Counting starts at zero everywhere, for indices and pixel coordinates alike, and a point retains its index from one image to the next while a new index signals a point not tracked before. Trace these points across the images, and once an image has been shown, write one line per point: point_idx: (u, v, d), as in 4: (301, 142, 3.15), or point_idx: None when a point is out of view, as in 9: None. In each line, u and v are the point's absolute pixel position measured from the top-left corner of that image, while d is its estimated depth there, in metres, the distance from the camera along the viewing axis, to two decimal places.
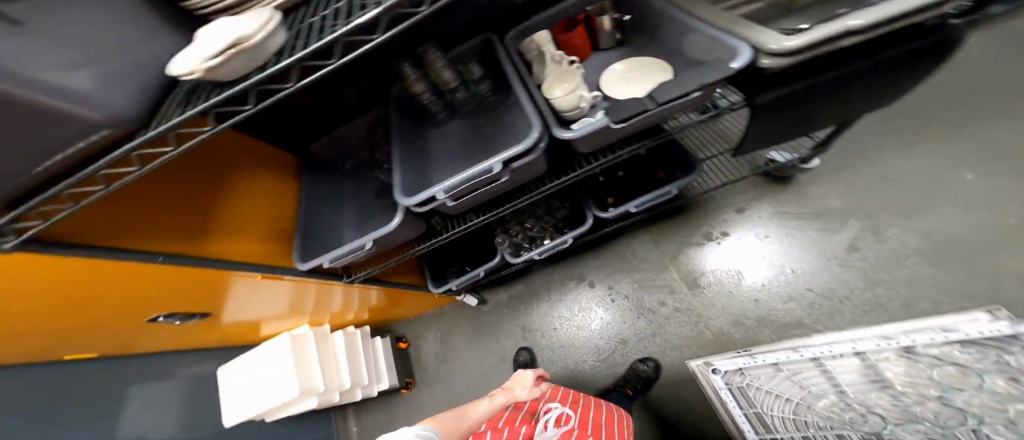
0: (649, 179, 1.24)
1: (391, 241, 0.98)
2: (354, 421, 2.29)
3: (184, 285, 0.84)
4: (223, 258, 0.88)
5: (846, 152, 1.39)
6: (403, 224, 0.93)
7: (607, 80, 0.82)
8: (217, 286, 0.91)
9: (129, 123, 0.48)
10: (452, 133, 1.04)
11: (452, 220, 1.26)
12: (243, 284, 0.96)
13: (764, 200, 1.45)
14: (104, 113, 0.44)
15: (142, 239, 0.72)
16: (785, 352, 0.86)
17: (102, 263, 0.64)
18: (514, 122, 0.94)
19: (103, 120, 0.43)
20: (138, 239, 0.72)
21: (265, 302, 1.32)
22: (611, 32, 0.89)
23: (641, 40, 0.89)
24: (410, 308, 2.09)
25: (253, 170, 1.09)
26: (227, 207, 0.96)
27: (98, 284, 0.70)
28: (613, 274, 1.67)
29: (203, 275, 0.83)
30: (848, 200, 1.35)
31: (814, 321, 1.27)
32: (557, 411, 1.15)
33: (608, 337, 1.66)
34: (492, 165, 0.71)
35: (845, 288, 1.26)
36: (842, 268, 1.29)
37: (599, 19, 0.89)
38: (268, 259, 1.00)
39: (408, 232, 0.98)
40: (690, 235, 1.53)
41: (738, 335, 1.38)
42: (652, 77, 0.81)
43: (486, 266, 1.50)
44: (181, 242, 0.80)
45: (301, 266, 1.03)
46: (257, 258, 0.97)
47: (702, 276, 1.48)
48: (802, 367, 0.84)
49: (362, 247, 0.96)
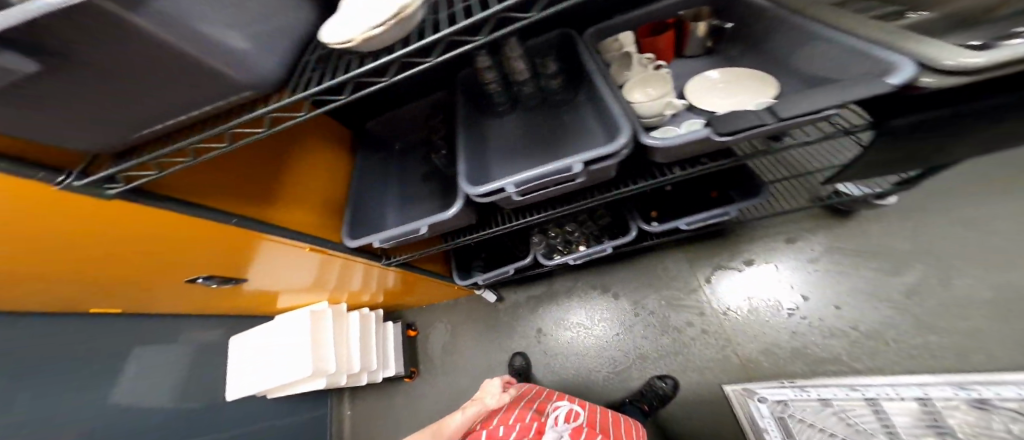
0: (700, 197, 1.22)
1: (442, 228, 0.97)
2: (348, 405, 2.28)
3: (239, 249, 0.87)
4: (280, 225, 0.89)
5: (923, 192, 1.31)
6: (458, 214, 0.93)
7: (696, 88, 0.78)
8: (269, 252, 0.93)
9: (265, 83, 0.49)
10: (515, 128, 1.06)
11: (497, 216, 1.26)
12: (294, 254, 0.98)
13: (821, 233, 1.39)
14: (248, 73, 0.46)
15: (214, 199, 0.75)
16: (837, 389, 1.17)
17: (178, 219, 0.67)
18: (584, 123, 0.95)
19: (245, 77, 0.46)
20: (212, 199, 0.75)
21: (296, 273, 1.33)
22: (702, 39, 0.88)
23: (736, 55, 0.87)
24: (425, 297, 2.08)
25: (311, 142, 1.10)
26: (288, 177, 0.98)
27: (168, 237, 0.74)
28: (642, 289, 1.66)
29: (262, 241, 0.86)
30: (915, 243, 1.27)
31: (852, 360, 1.24)
32: (566, 409, 1.19)
33: (626, 350, 1.64)
34: (573, 164, 0.69)
35: (894, 332, 1.22)
36: (895, 311, 1.24)
37: (693, 25, 0.87)
38: (319, 232, 1.02)
39: (456, 223, 0.97)
40: (727, 258, 1.50)
41: (767, 364, 1.37)
42: (746, 95, 0.75)
43: (517, 264, 1.50)
44: (242, 206, 0.81)
45: (350, 244, 1.05)
46: (310, 230, 0.99)
47: (736, 301, 1.46)
48: (852, 406, 1.13)
49: (417, 230, 0.96)
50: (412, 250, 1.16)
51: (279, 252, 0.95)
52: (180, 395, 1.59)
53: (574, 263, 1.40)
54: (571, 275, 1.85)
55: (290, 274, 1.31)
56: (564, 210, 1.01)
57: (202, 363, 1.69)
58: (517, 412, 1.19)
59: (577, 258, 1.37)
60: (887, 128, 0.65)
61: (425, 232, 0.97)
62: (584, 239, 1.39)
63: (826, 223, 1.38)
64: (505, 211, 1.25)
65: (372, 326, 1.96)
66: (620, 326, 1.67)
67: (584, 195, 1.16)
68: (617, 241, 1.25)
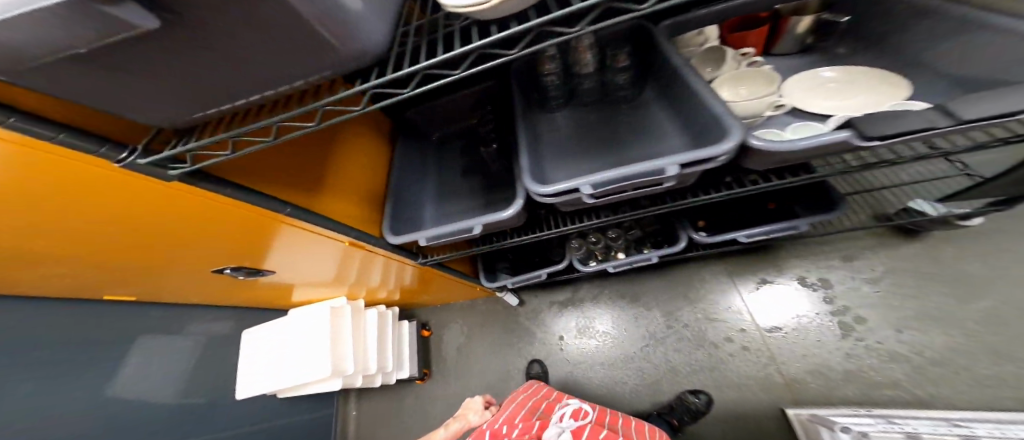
0: (754, 207, 1.17)
1: (495, 226, 0.92)
2: (354, 404, 2.16)
3: (276, 239, 0.83)
4: (323, 214, 0.85)
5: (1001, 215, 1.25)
6: (515, 214, 0.88)
7: (799, 84, 0.79)
8: (306, 243, 0.90)
9: (366, 53, 0.45)
10: (572, 124, 1.02)
11: (541, 220, 1.20)
12: (332, 246, 0.94)
13: (882, 252, 1.33)
14: (353, 46, 0.43)
15: (262, 184, 0.73)
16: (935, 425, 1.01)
17: (221, 202, 0.65)
18: (654, 123, 0.91)
19: (347, 52, 0.43)
20: (258, 183, 0.72)
21: (321, 266, 1.26)
22: (801, 37, 0.84)
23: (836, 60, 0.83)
24: (441, 297, 2.00)
25: (352, 132, 1.04)
26: (331, 166, 0.94)
27: (206, 225, 0.71)
28: (678, 300, 1.59)
29: (302, 231, 0.82)
30: (991, 267, 1.22)
31: (912, 385, 1.20)
32: (571, 405, 1.12)
33: (659, 363, 1.57)
34: (664, 165, 0.62)
35: (967, 359, 1.16)
36: (966, 338, 1.19)
37: (795, 22, 0.82)
38: (360, 225, 0.97)
39: (508, 223, 0.91)
40: (775, 272, 1.44)
41: (814, 385, 1.31)
42: (854, 97, 0.75)
43: (549, 268, 1.43)
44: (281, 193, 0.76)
45: (392, 239, 1.00)
46: (351, 221, 0.94)
47: (780, 318, 1.40)
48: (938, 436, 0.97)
49: (470, 230, 0.92)
50: (451, 250, 1.09)
51: (316, 243, 0.91)
52: (186, 388, 1.50)
53: (613, 271, 1.34)
54: (600, 283, 1.78)
55: (314, 266, 1.24)
56: (623, 215, 0.96)
57: (210, 356, 1.60)
58: (513, 409, 1.15)
59: (618, 267, 1.31)
60: (993, 141, 0.62)
61: (476, 232, 0.92)
62: (625, 247, 1.34)
63: (889, 243, 1.32)
64: (550, 213, 1.19)
65: (390, 323, 1.86)
66: (654, 338, 1.60)
67: (640, 202, 1.11)
68: (666, 250, 1.20)
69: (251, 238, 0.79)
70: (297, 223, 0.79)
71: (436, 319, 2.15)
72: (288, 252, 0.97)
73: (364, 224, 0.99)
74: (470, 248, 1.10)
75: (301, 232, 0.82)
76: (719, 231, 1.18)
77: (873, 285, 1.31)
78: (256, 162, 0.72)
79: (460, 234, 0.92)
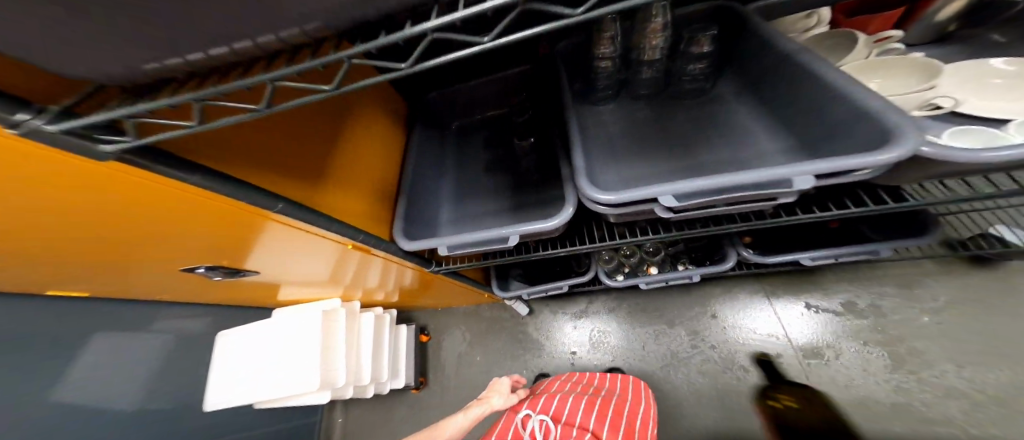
0: (815, 227, 1.05)
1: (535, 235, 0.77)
2: (339, 413, 1.95)
3: (261, 239, 0.66)
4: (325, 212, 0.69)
5: None
6: (560, 223, 0.73)
7: (962, 66, 0.69)
8: (299, 245, 0.73)
9: None
10: (626, 121, 0.88)
11: (573, 229, 1.06)
12: (329, 250, 0.77)
13: (941, 279, 1.23)
14: None
15: (248, 170, 0.57)
16: None
17: (188, 192, 0.48)
18: (738, 125, 0.78)
19: None
20: (243, 169, 0.56)
21: (313, 265, 1.08)
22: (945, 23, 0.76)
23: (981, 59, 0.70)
24: (437, 299, 1.80)
25: (363, 119, 0.90)
26: (339, 154, 0.79)
27: (168, 219, 0.53)
28: (705, 319, 1.46)
29: (296, 230, 0.66)
30: None
31: (970, 425, 1.10)
32: (522, 415, 1.02)
33: (685, 385, 1.42)
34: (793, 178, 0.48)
35: None
36: None
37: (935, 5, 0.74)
38: (367, 225, 0.81)
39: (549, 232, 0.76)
40: (820, 297, 1.33)
41: (855, 417, 1.20)
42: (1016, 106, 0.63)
43: (569, 280, 1.27)
44: (272, 182, 0.60)
45: (407, 247, 0.82)
46: (357, 221, 0.78)
47: (823, 346, 1.29)
48: None
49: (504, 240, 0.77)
50: (467, 259, 0.92)
51: (311, 245, 0.74)
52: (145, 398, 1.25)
53: (645, 287, 1.22)
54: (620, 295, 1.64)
55: (306, 262, 1.05)
56: (681, 232, 0.82)
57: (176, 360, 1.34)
58: (489, 430, 1.07)
59: (651, 284, 1.19)
60: None
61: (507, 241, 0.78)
62: (659, 260, 1.19)
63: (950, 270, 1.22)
64: (584, 223, 1.05)
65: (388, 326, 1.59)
66: (678, 358, 1.45)
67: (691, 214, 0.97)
68: (712, 269, 1.06)
69: (230, 236, 0.62)
70: (289, 222, 0.63)
71: (436, 323, 1.97)
72: (276, 252, 0.80)
73: (371, 225, 0.82)
74: (488, 258, 0.94)
75: (294, 232, 0.66)
76: (775, 253, 1.04)
77: (932, 314, 1.21)
78: (236, 149, 0.56)
79: (489, 243, 0.78)
